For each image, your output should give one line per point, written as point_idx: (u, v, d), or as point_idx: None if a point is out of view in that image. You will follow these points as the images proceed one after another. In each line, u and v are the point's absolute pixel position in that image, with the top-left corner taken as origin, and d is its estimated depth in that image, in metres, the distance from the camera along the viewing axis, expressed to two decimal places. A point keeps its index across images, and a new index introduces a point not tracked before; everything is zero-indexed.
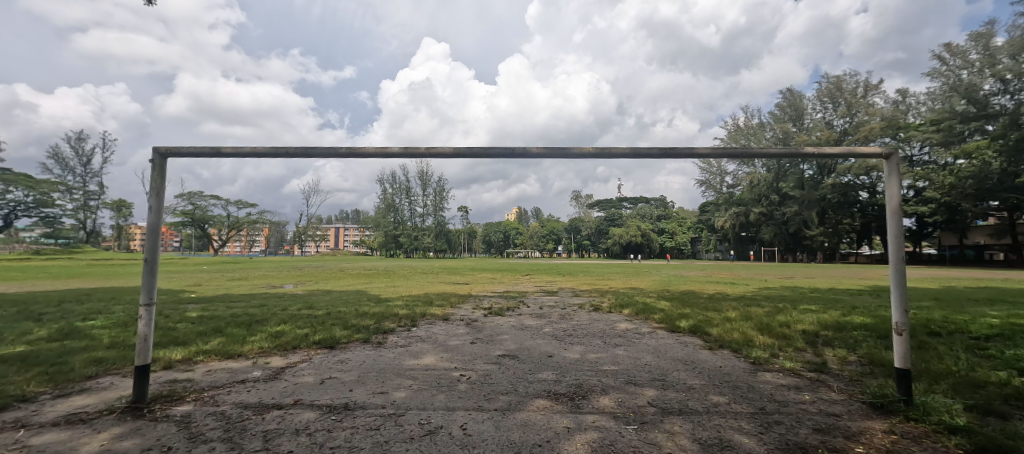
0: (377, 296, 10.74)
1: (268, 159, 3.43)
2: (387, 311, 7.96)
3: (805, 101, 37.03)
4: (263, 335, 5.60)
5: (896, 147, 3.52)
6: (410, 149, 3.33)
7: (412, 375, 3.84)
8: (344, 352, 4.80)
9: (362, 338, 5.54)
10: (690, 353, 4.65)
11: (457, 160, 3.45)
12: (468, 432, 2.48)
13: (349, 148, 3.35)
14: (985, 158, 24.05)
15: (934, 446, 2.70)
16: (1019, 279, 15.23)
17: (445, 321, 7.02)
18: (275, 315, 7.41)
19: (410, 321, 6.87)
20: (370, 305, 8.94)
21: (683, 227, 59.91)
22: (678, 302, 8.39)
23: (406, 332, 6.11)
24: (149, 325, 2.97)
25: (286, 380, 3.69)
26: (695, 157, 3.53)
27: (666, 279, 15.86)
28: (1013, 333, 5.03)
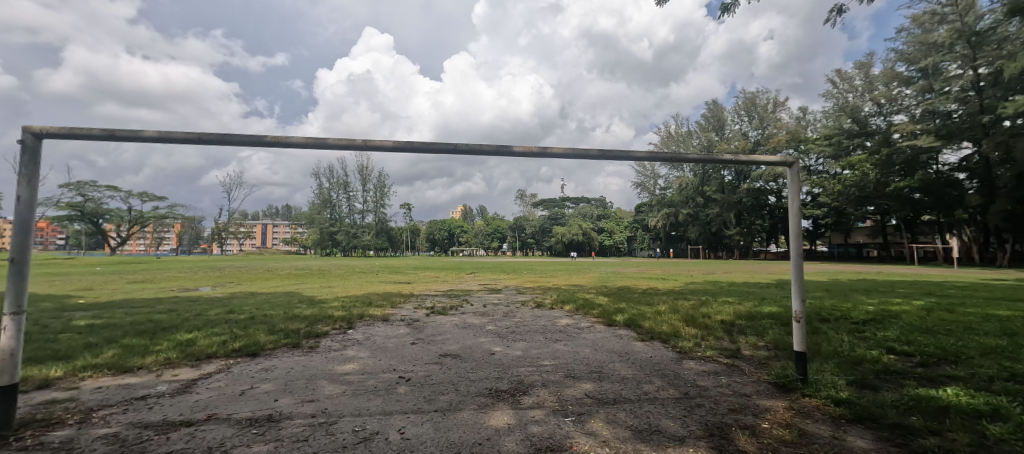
0: (310, 297, 10.23)
1: (176, 145, 3.15)
2: (322, 312, 7.65)
3: (725, 113, 40.46)
4: (169, 345, 5.12)
5: (796, 157, 4.06)
6: (348, 140, 3.27)
7: (346, 380, 3.75)
8: (268, 359, 4.56)
9: (291, 343, 5.28)
10: (626, 346, 4.98)
11: (397, 153, 3.41)
12: (407, 435, 2.50)
13: (275, 137, 3.18)
14: (863, 169, 27.54)
15: (822, 417, 3.15)
16: (887, 272, 18.04)
17: (385, 321, 6.90)
18: (185, 321, 6.80)
19: (347, 323, 6.65)
20: (302, 307, 8.48)
21: (621, 226, 62.95)
22: (615, 296, 8.95)
23: (342, 335, 5.90)
24: (16, 338, 2.64)
25: (197, 393, 3.45)
26: (633, 160, 3.79)
27: (604, 274, 16.72)
28: (883, 317, 5.98)
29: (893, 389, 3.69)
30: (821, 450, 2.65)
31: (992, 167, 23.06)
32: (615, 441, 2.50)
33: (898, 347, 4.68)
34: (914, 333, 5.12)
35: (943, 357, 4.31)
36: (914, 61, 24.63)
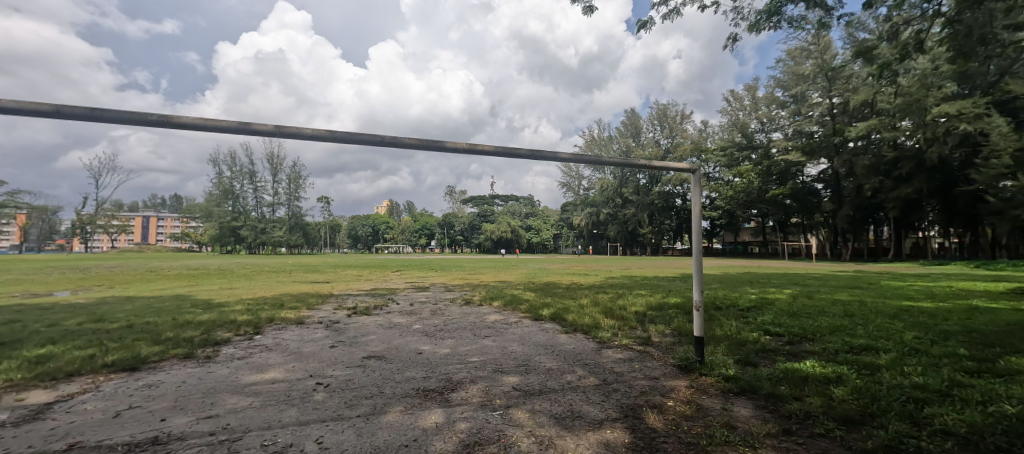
0: (207, 301, 9.22)
1: (27, 117, 2.73)
2: (222, 317, 6.96)
3: (641, 121, 43.70)
4: (12, 363, 4.32)
5: (698, 165, 4.62)
6: (256, 125, 3.08)
7: (252, 391, 3.52)
8: (152, 374, 4.09)
9: (181, 353, 4.78)
10: (551, 339, 5.27)
11: (315, 142, 3.29)
12: (325, 445, 2.45)
13: (161, 116, 2.91)
14: (749, 177, 32.06)
15: (713, 393, 3.66)
16: (765, 266, 20.94)
17: (299, 324, 6.50)
18: (36, 334, 5.76)
19: (253, 328, 6.16)
20: (196, 312, 7.61)
21: (546, 225, 64.98)
22: (541, 291, 9.37)
23: (246, 341, 5.47)
24: None
25: (54, 419, 3.00)
26: (559, 161, 4.03)
27: (531, 271, 17.31)
28: (762, 304, 7.03)
29: (767, 364, 4.40)
30: (709, 421, 3.10)
31: (840, 180, 27.92)
32: (539, 430, 2.69)
33: (773, 329, 5.55)
34: (784, 316, 6.12)
35: (804, 336, 5.22)
36: (789, 88, 28.89)
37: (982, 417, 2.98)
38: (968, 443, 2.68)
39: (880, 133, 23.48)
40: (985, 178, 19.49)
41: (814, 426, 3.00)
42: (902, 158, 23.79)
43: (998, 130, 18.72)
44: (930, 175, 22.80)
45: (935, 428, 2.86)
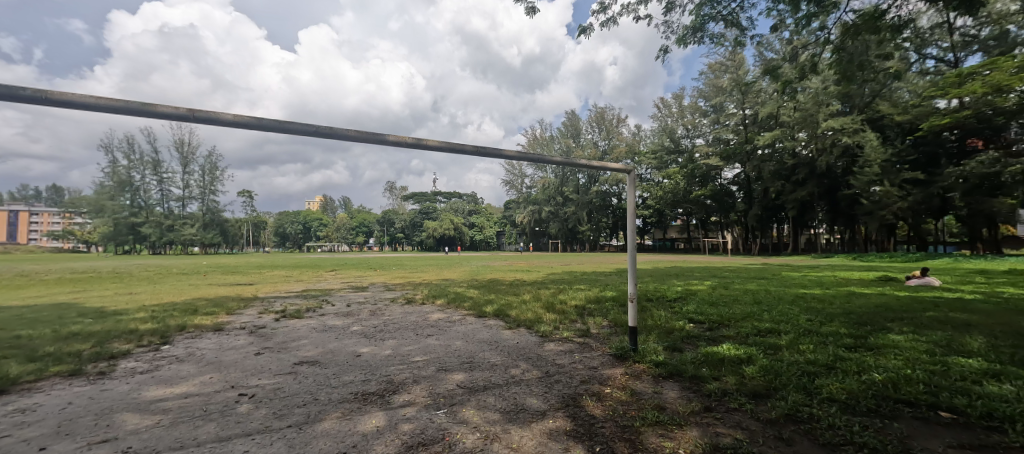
0: (101, 309, 8.16)
1: None
2: (119, 327, 6.22)
3: (580, 123, 45.33)
4: None
5: (632, 166, 4.97)
6: (165, 108, 2.84)
7: (162, 408, 3.23)
8: (29, 396, 3.58)
9: (66, 371, 4.22)
10: (495, 335, 5.39)
11: (240, 130, 3.11)
12: None
13: (40, 93, 2.58)
14: (675, 179, 34.50)
15: (644, 378, 3.98)
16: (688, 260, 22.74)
17: (217, 332, 6.01)
18: None
19: (160, 338, 5.60)
20: (86, 322, 6.71)
21: (489, 222, 65.18)
22: (484, 289, 9.48)
23: (151, 353, 4.95)
24: None
25: None
26: (503, 159, 4.15)
27: (474, 269, 17.37)
28: (687, 295, 7.74)
29: (692, 349, 4.86)
30: (642, 404, 3.39)
31: (750, 183, 31.00)
32: (484, 426, 2.78)
33: (696, 317, 6.13)
34: (706, 305, 6.77)
35: (722, 322, 5.82)
36: (709, 98, 31.60)
37: (858, 385, 3.56)
38: (846, 407, 3.21)
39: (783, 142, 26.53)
40: (861, 182, 22.74)
41: (729, 402, 3.40)
42: (799, 165, 26.98)
43: (870, 142, 22.20)
44: (819, 181, 26.14)
45: (823, 397, 3.38)
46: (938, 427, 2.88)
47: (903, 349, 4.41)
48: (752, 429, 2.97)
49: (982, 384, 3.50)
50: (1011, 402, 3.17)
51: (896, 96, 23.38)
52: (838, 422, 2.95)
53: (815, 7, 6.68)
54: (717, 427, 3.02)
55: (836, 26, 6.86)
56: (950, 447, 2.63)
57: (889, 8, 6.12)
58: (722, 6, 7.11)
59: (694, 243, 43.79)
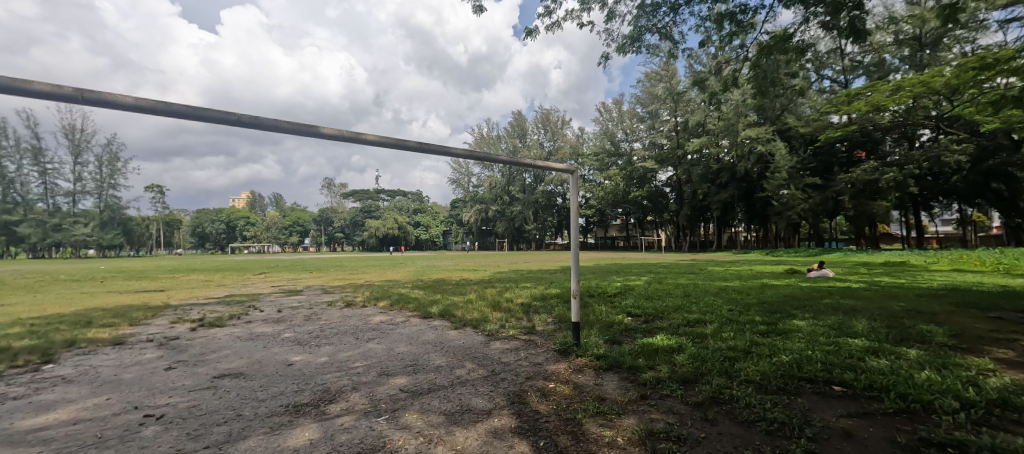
0: None
1: None
2: None
3: (527, 124, 45.92)
4: None
5: (575, 166, 5.14)
6: (45, 86, 2.48)
7: (44, 438, 2.80)
8: None
9: None
10: (440, 336, 5.32)
11: (146, 115, 2.80)
12: None
13: None
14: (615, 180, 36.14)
15: (587, 372, 4.13)
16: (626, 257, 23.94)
17: (117, 346, 5.33)
18: None
19: (42, 357, 4.85)
20: None
21: (435, 221, 64.16)
22: (429, 289, 9.31)
23: (29, 375, 4.27)
24: None
25: None
26: (447, 156, 4.12)
27: (419, 269, 17.00)
28: (626, 290, 8.13)
29: (630, 341, 5.12)
30: (584, 397, 3.51)
31: (681, 185, 33.29)
32: (428, 429, 2.74)
33: (634, 311, 6.47)
34: (642, 299, 7.19)
35: (656, 315, 6.20)
36: (646, 104, 33.48)
37: (771, 366, 3.96)
38: (762, 387, 3.56)
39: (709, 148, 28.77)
40: (772, 186, 25.24)
41: (662, 389, 3.63)
42: (722, 169, 29.41)
43: (777, 150, 24.78)
44: (738, 184, 28.72)
45: (742, 379, 3.72)
46: (834, 400, 3.29)
47: (807, 333, 4.97)
48: (682, 412, 3.20)
49: (866, 360, 4.05)
50: (888, 373, 3.70)
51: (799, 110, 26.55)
52: (754, 401, 3.27)
53: (735, 27, 7.30)
54: (653, 413, 3.20)
55: (754, 45, 7.53)
56: (843, 417, 3.02)
57: (794, 33, 6.84)
58: (657, 19, 7.53)
59: (633, 241, 46.14)
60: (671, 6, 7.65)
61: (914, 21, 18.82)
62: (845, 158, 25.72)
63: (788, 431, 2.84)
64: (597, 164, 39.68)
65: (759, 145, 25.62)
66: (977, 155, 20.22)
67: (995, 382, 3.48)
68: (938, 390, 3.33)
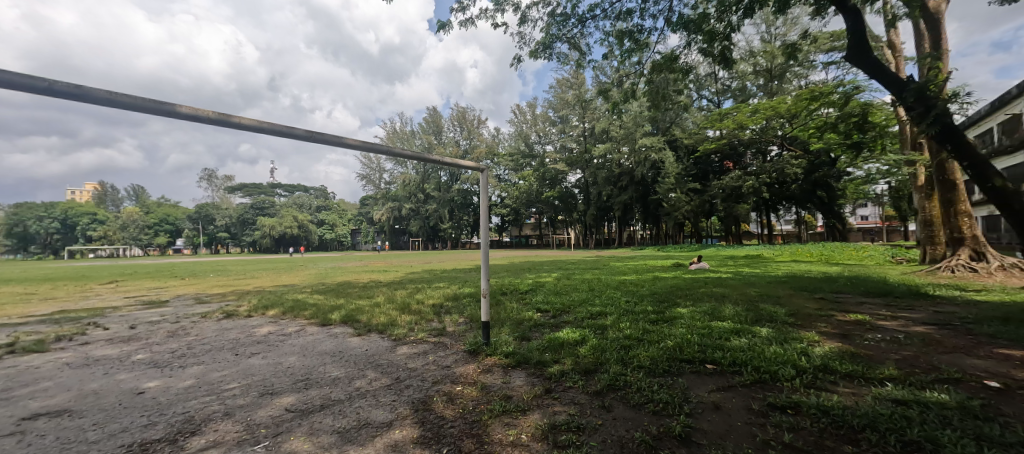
0: None
1: None
2: None
3: (442, 121, 45.13)
4: None
5: (485, 164, 5.16)
6: None
7: None
8: None
9: None
10: (339, 344, 4.95)
11: None
12: None
13: None
14: (528, 181, 37.24)
15: (496, 371, 4.14)
16: (536, 256, 24.78)
17: None
18: None
19: None
20: None
21: (342, 219, 60.12)
22: (331, 293, 8.65)
23: None
24: None
25: None
26: (346, 147, 3.84)
27: (321, 271, 15.75)
28: (536, 287, 8.38)
29: (538, 337, 5.26)
30: (491, 397, 3.50)
31: (588, 187, 35.43)
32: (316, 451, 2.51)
33: (543, 307, 6.69)
34: (552, 295, 7.47)
35: (564, 310, 6.48)
36: (558, 109, 34.97)
37: (659, 351, 4.35)
38: (651, 371, 3.89)
39: (612, 155, 31.10)
40: (662, 189, 27.90)
41: (565, 381, 3.78)
42: (623, 173, 31.93)
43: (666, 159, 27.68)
44: (637, 187, 31.50)
45: (635, 365, 4.02)
46: (707, 378, 3.73)
47: (688, 319, 5.59)
48: (581, 401, 3.35)
49: (732, 340, 4.66)
50: (748, 350, 4.28)
51: (683, 123, 29.95)
52: (644, 385, 3.55)
53: (634, 44, 7.93)
54: (555, 406, 3.30)
55: (648, 63, 8.26)
56: (715, 392, 3.42)
57: (680, 55, 7.68)
58: (567, 29, 7.86)
59: (546, 239, 48.05)
60: (580, 19, 8.03)
61: (768, 55, 22.38)
62: (717, 169, 29.72)
63: (671, 410, 3.13)
64: (512, 165, 40.55)
65: (653, 153, 28.31)
66: (809, 168, 24.59)
67: (820, 351, 4.25)
68: (783, 361, 3.95)
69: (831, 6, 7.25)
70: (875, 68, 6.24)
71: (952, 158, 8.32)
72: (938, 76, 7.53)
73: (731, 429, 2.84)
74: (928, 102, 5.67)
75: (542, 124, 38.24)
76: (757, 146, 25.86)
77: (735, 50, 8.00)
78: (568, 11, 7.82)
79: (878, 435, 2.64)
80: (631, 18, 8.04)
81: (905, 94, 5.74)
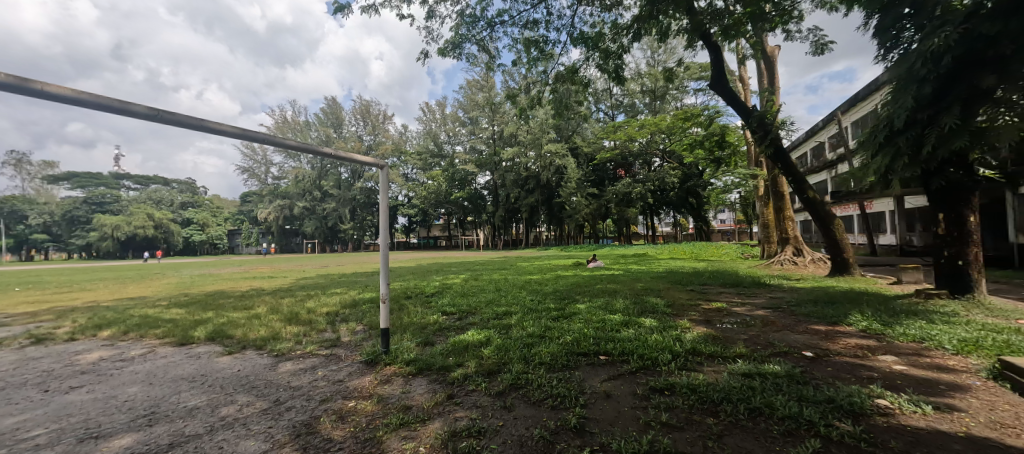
0: None
1: None
2: None
3: (343, 113, 41.99)
4: None
5: (386, 161, 4.87)
6: None
7: None
8: None
9: None
10: (203, 367, 4.23)
11: None
12: None
13: None
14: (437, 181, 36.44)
15: (395, 381, 3.88)
16: (443, 257, 24.27)
17: None
18: None
19: None
20: None
21: (218, 217, 52.45)
22: (198, 305, 7.40)
23: None
24: None
25: None
26: (213, 132, 3.27)
27: (186, 280, 13.45)
28: (443, 289, 8.14)
29: (442, 341, 5.08)
30: (387, 410, 3.24)
31: (497, 188, 35.94)
32: None
33: (449, 309, 6.52)
34: (459, 297, 7.33)
35: (469, 311, 6.38)
36: (468, 111, 34.84)
37: (559, 347, 4.49)
38: (551, 367, 3.98)
39: (520, 159, 31.99)
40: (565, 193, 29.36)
41: (468, 385, 3.67)
42: (530, 177, 32.92)
43: (569, 165, 29.26)
44: (543, 191, 32.77)
45: (536, 362, 4.08)
46: (601, 369, 3.93)
47: (584, 314, 5.90)
48: (484, 404, 3.28)
49: (622, 331, 5.00)
50: (635, 340, 4.64)
51: (582, 132, 32.15)
52: (544, 381, 3.60)
53: (540, 54, 8.17)
54: (456, 412, 3.18)
55: (552, 73, 8.59)
56: (607, 382, 3.61)
57: (580, 68, 8.14)
58: (476, 31, 7.80)
59: (455, 241, 47.50)
60: (489, 22, 8.05)
61: (654, 76, 25.00)
62: (611, 175, 32.31)
63: (567, 403, 3.21)
64: (421, 164, 39.41)
65: (557, 159, 29.67)
66: (683, 177, 27.81)
67: (690, 336, 4.77)
68: (662, 347, 4.34)
69: (701, 40, 8.28)
70: (734, 99, 8.92)
71: (782, 174, 10.14)
72: (773, 106, 9.20)
73: (619, 415, 3.00)
74: (765, 128, 8.79)
75: (451, 124, 37.81)
76: (642, 158, 28.76)
77: (627, 68, 8.71)
78: (477, 13, 7.76)
79: (733, 406, 3.01)
80: (537, 28, 8.29)
81: (754, 121, 8.79)
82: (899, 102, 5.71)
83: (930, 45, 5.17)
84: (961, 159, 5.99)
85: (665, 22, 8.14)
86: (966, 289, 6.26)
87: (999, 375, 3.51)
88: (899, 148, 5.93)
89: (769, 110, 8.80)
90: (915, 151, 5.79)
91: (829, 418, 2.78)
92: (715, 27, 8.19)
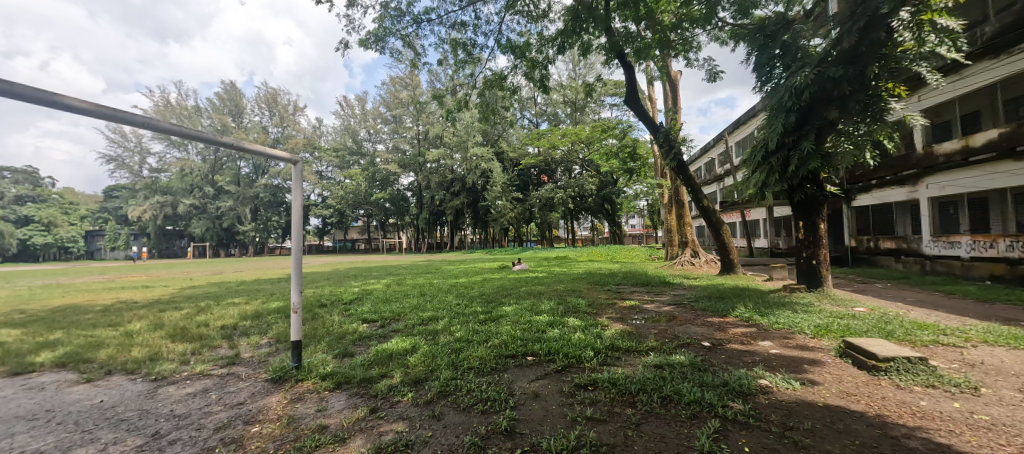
0: None
1: None
2: None
3: (244, 101, 37.45)
4: None
5: (300, 157, 4.39)
6: None
7: None
8: None
9: None
10: (50, 400, 3.39)
11: None
12: None
13: None
14: (356, 179, 34.16)
15: (308, 398, 3.48)
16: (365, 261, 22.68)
17: None
18: None
19: None
20: None
21: (72, 215, 43.13)
22: (45, 324, 5.94)
23: None
24: None
25: None
26: (68, 111, 2.63)
27: (28, 292, 10.76)
28: (362, 296, 7.60)
29: (363, 351, 4.71)
30: (300, 431, 2.89)
31: (420, 190, 34.93)
32: None
33: (370, 317, 6.08)
34: (380, 304, 6.89)
35: (394, 318, 6.04)
36: (391, 108, 33.32)
37: (488, 350, 4.44)
38: (481, 371, 3.90)
39: (445, 160, 31.47)
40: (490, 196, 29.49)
41: (393, 396, 3.44)
42: (455, 179, 32.49)
43: (496, 168, 29.43)
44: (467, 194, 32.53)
45: (465, 367, 3.97)
46: (529, 370, 3.95)
47: (511, 316, 5.92)
48: (411, 415, 3.09)
49: (547, 332, 5.11)
50: (560, 339, 4.78)
51: (509, 137, 32.56)
52: (473, 386, 3.52)
53: (467, 57, 8.10)
54: (382, 426, 2.95)
55: (480, 76, 8.56)
56: (535, 381, 3.65)
57: (507, 75, 8.25)
58: (400, 26, 7.47)
59: (372, 244, 45.01)
60: (415, 19, 7.80)
61: (575, 89, 26.37)
62: (535, 180, 33.33)
63: (497, 406, 3.16)
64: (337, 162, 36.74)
65: (483, 162, 29.72)
66: (601, 185, 29.80)
67: (609, 333, 5.04)
68: (584, 345, 4.52)
69: (616, 59, 8.88)
70: (643, 114, 9.70)
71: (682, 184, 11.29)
72: (677, 124, 10.22)
73: (548, 414, 3.02)
74: (670, 142, 9.71)
75: (372, 121, 35.86)
76: (564, 165, 30.07)
77: (550, 78, 9.00)
78: (402, 7, 7.46)
79: (648, 396, 3.22)
80: (465, 31, 8.26)
81: (660, 136, 9.66)
82: (772, 127, 6.68)
83: (795, 81, 6.16)
84: (815, 176, 7.20)
85: (585, 38, 8.57)
86: (818, 283, 7.54)
87: (845, 353, 4.25)
88: (772, 166, 6.95)
89: (673, 127, 9.75)
90: (783, 169, 6.84)
91: (724, 400, 3.11)
92: (628, 48, 8.86)
